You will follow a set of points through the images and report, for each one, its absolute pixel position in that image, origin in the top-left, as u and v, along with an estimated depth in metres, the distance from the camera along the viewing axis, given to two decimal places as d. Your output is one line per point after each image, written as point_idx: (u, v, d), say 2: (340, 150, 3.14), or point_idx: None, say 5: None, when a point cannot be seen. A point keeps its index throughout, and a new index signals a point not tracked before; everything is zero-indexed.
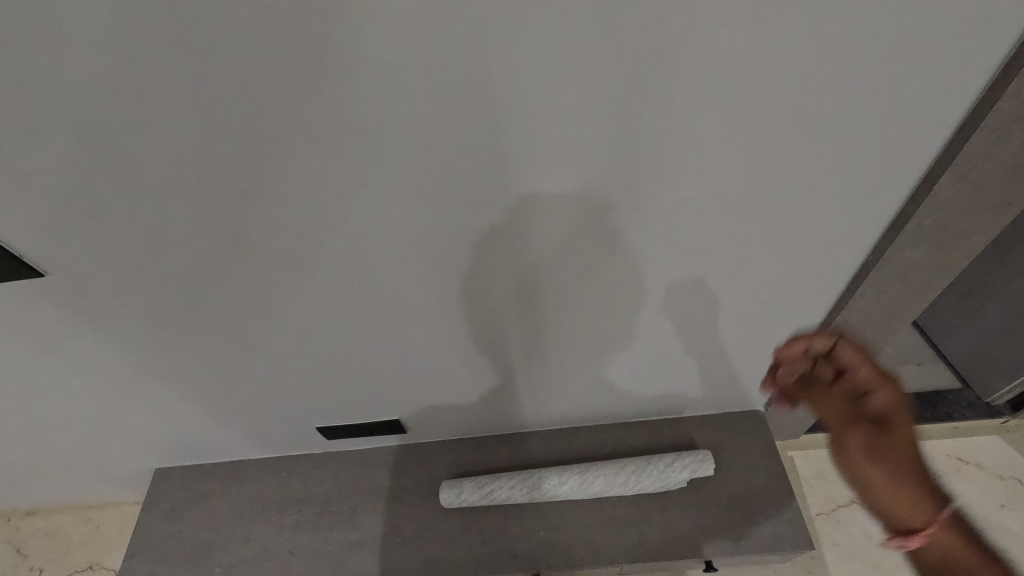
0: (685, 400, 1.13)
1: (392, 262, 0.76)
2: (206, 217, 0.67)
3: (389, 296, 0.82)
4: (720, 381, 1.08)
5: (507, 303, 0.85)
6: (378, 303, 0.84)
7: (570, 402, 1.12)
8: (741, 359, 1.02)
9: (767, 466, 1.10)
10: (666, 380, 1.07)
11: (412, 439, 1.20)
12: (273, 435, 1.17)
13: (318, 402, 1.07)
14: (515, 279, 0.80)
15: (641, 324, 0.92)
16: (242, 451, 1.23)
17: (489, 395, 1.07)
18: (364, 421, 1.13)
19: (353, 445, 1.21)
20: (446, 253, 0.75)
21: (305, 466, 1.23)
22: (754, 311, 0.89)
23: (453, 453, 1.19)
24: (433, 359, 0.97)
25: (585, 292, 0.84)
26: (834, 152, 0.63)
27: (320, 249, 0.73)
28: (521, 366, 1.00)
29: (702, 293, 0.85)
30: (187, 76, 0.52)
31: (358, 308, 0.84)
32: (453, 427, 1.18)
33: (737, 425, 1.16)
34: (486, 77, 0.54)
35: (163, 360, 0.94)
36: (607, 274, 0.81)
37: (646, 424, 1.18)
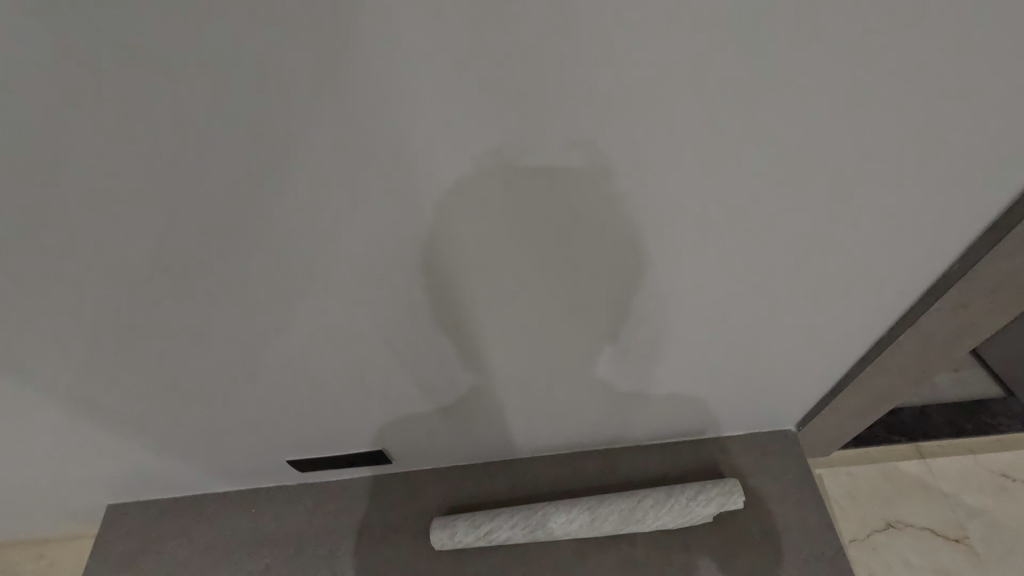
0: (709, 421, 1.00)
1: (358, 272, 0.60)
2: (124, 231, 0.52)
3: (359, 314, 0.67)
4: (749, 400, 0.95)
5: (508, 321, 0.70)
6: (345, 323, 0.68)
7: (579, 425, 0.98)
8: (777, 376, 0.88)
9: (802, 493, 0.98)
10: (690, 398, 0.93)
11: (399, 468, 1.07)
12: (239, 467, 1.03)
13: (286, 434, 0.92)
14: (517, 294, 0.65)
15: (664, 341, 0.77)
16: (206, 484, 1.09)
17: (485, 420, 0.94)
18: (344, 452, 0.99)
19: (333, 475, 1.08)
20: (432, 263, 0.60)
21: (280, 500, 1.09)
22: (800, 326, 0.76)
23: (446, 484, 1.06)
24: (422, 385, 0.83)
25: (603, 307, 0.69)
26: (933, 140, 0.49)
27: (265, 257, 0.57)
28: (525, 387, 0.86)
29: (745, 309, 0.71)
30: (68, 40, 0.38)
31: (325, 331, 0.69)
32: (445, 454, 1.04)
33: (765, 447, 1.03)
34: (482, 37, 0.39)
35: (92, 391, 0.78)
36: (631, 285, 0.65)
37: (662, 446, 1.05)
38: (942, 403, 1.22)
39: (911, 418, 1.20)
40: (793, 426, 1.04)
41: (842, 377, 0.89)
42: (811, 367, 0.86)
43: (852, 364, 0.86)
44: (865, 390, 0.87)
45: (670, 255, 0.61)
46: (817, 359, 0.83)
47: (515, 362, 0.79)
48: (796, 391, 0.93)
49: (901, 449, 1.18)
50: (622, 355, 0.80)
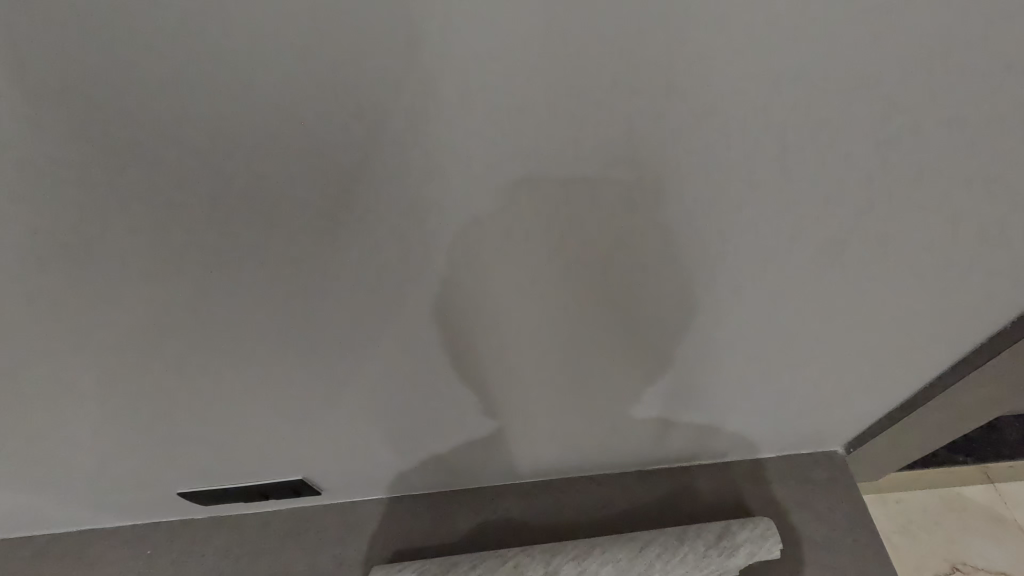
0: (734, 441, 0.78)
1: (168, 171, 0.35)
2: None
3: (202, 264, 0.42)
4: (787, 410, 0.72)
5: (449, 287, 0.47)
6: (185, 280, 0.43)
7: (565, 438, 0.74)
8: (832, 375, 0.64)
9: (855, 538, 0.75)
10: (713, 405, 0.69)
11: (335, 498, 0.84)
12: (118, 499, 0.79)
13: (163, 461, 0.68)
14: (454, 233, 0.41)
15: (682, 321, 0.53)
16: (83, 520, 0.85)
17: (440, 438, 0.71)
18: (253, 483, 0.75)
19: (250, 508, 0.84)
20: (302, 178, 0.36)
21: (184, 539, 0.86)
22: (871, 306, 0.54)
23: (394, 519, 0.83)
24: (344, 396, 0.60)
25: (595, 260, 0.45)
26: None
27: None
28: (486, 387, 0.62)
29: (803, 262, 0.47)
30: None
31: (164, 300, 0.45)
32: (391, 480, 0.81)
33: (805, 474, 0.80)
34: None
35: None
36: (640, 217, 0.41)
37: (671, 473, 0.82)
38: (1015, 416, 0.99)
39: (979, 433, 0.97)
40: (840, 447, 0.82)
41: (924, 392, 0.68)
42: (879, 364, 0.63)
43: (944, 371, 0.64)
44: (959, 392, 0.63)
45: (699, 172, 0.38)
46: (888, 355, 0.61)
47: (468, 353, 0.55)
48: (852, 398, 0.70)
49: (966, 472, 0.95)
50: (622, 342, 0.56)
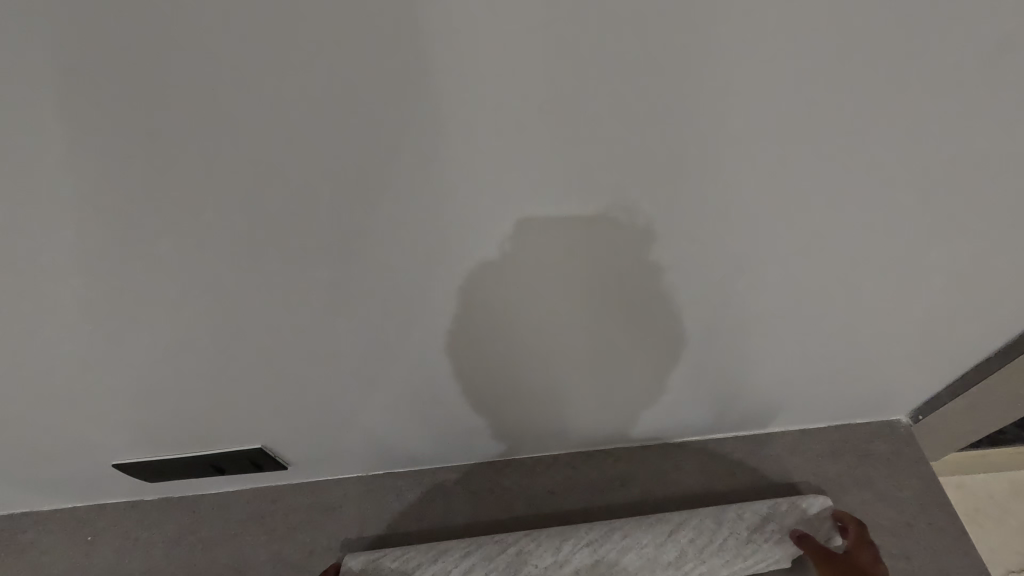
0: (781, 408, 0.64)
1: None
2: None
3: (31, 112, 0.27)
4: (852, 372, 0.58)
5: (418, 166, 0.31)
6: (9, 145, 0.28)
7: (576, 401, 0.60)
8: (919, 320, 0.50)
9: (928, 523, 0.63)
10: (763, 363, 0.55)
11: (306, 474, 0.71)
12: (39, 479, 0.66)
13: (82, 431, 0.55)
14: (423, 54, 0.26)
15: (743, 237, 0.39)
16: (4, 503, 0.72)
17: (427, 405, 0.58)
18: (202, 454, 0.62)
19: (206, 486, 0.72)
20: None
21: (130, 524, 0.73)
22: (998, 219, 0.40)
23: (375, 499, 0.71)
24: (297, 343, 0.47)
25: (647, 114, 0.29)
26: None
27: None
28: (480, 334, 0.48)
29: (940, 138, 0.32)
30: None
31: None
32: (370, 455, 0.68)
33: (863, 446, 0.67)
34: None
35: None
36: (718, 27, 0.26)
37: (702, 447, 0.70)
38: None
39: None
40: (905, 416, 0.69)
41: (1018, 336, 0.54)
42: (983, 303, 0.49)
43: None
44: None
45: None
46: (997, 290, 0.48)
47: (454, 283, 0.40)
48: (935, 355, 0.56)
49: None
50: (663, 264, 0.41)
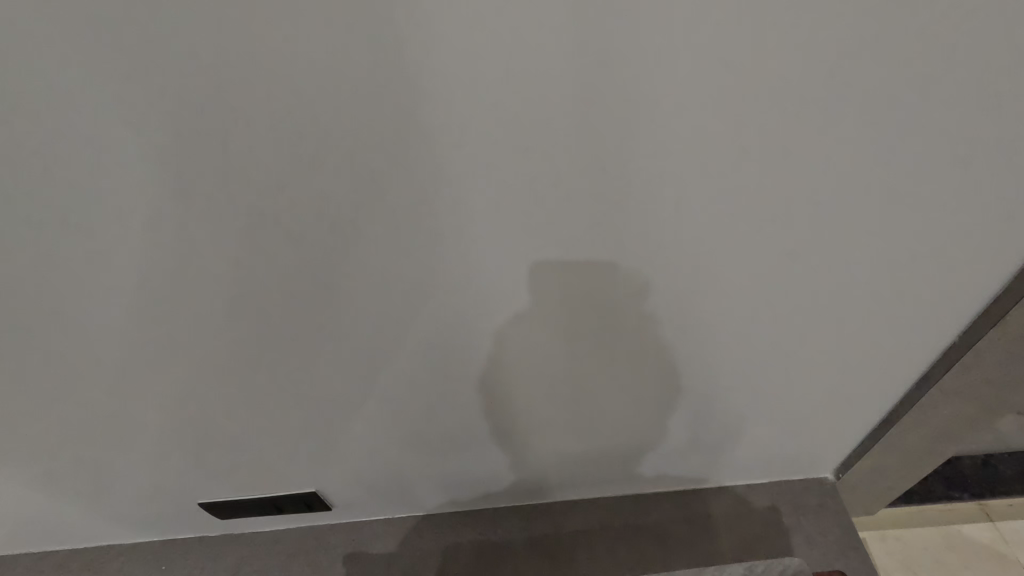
0: (726, 466, 0.82)
1: (212, 208, 0.41)
2: None
3: (236, 287, 0.48)
4: (772, 436, 0.76)
5: (452, 308, 0.52)
6: (216, 298, 0.49)
7: (563, 458, 0.78)
8: (812, 397, 0.69)
9: (846, 562, 0.78)
10: (698, 430, 0.74)
11: (344, 516, 0.88)
12: (137, 514, 0.83)
13: (188, 473, 0.73)
14: (458, 260, 0.47)
15: (660, 350, 0.60)
16: (97, 535, 0.89)
17: (449, 458, 0.76)
18: (267, 495, 0.79)
19: (264, 525, 0.88)
20: (331, 200, 0.41)
21: (196, 556, 0.89)
22: (839, 337, 0.59)
23: (401, 539, 0.87)
24: (358, 412, 0.66)
25: (588, 286, 0.50)
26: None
27: (62, 169, 0.38)
28: (488, 408, 0.67)
29: (774, 292, 0.52)
30: None
31: (199, 317, 0.50)
32: (398, 499, 0.85)
33: (797, 498, 0.84)
34: None
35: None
36: (623, 248, 0.47)
37: (669, 498, 0.86)
38: (1008, 451, 1.01)
39: (972, 468, 0.98)
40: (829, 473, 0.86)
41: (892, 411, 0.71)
42: (856, 389, 0.68)
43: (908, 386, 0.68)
44: (931, 415, 0.67)
45: (664, 223, 0.45)
46: (863, 380, 0.66)
47: (470, 371, 0.61)
48: (832, 424, 0.74)
49: (964, 507, 0.96)
50: (612, 364, 0.62)
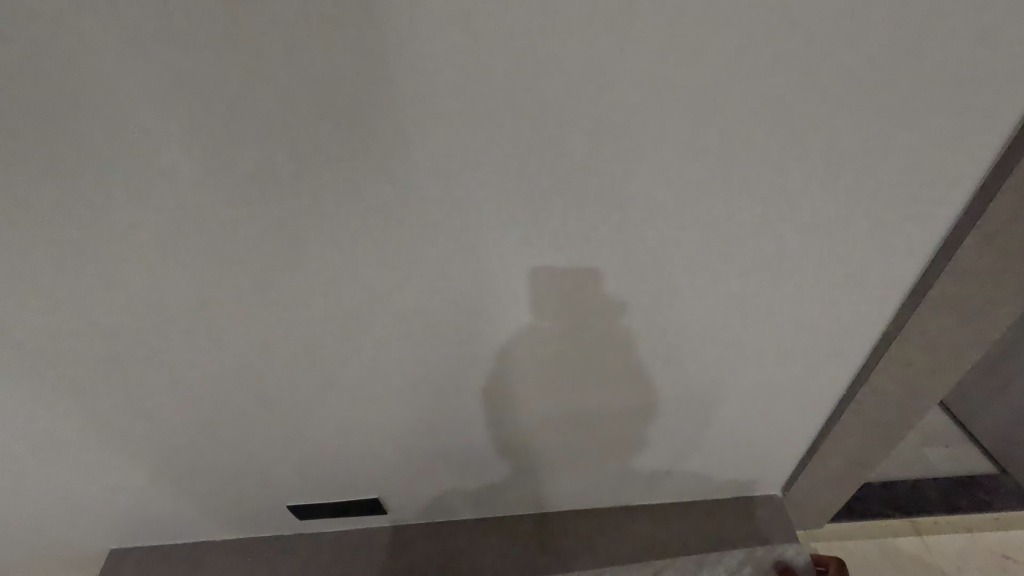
0: (691, 484, 1.13)
1: (370, 322, 0.71)
2: (192, 302, 0.67)
3: (373, 363, 0.78)
4: (722, 462, 1.06)
5: (503, 375, 0.82)
6: (358, 368, 0.79)
7: (574, 477, 1.09)
8: (753, 434, 0.98)
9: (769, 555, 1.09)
10: (669, 458, 1.04)
11: (400, 519, 1.17)
12: (260, 513, 1.13)
13: (301, 481, 1.03)
14: (511, 349, 0.77)
15: (639, 403, 0.90)
16: (214, 531, 1.17)
17: (496, 473, 1.05)
18: (341, 499, 1.09)
19: (334, 526, 1.17)
20: (443, 319, 0.71)
21: (287, 547, 1.18)
22: (758, 396, 0.88)
23: (449, 536, 1.17)
24: (430, 440, 0.95)
25: (591, 364, 0.81)
26: (828, 243, 0.63)
27: (301, 308, 0.69)
28: (522, 441, 0.97)
29: (707, 368, 0.82)
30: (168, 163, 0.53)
31: (351, 380, 0.81)
32: (448, 505, 1.14)
33: (742, 510, 1.16)
34: (465, 162, 0.53)
35: (136, 434, 0.90)
36: (612, 343, 0.77)
37: (649, 509, 1.19)
38: (936, 477, 1.25)
39: (904, 492, 1.22)
40: (778, 492, 1.18)
41: (816, 442, 1.00)
42: (777, 430, 0.96)
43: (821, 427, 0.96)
44: (834, 450, 0.95)
45: (635, 329, 0.75)
46: (782, 423, 0.95)
47: (512, 415, 0.91)
48: (765, 454, 1.03)
49: (897, 525, 1.18)
50: (609, 412, 0.92)
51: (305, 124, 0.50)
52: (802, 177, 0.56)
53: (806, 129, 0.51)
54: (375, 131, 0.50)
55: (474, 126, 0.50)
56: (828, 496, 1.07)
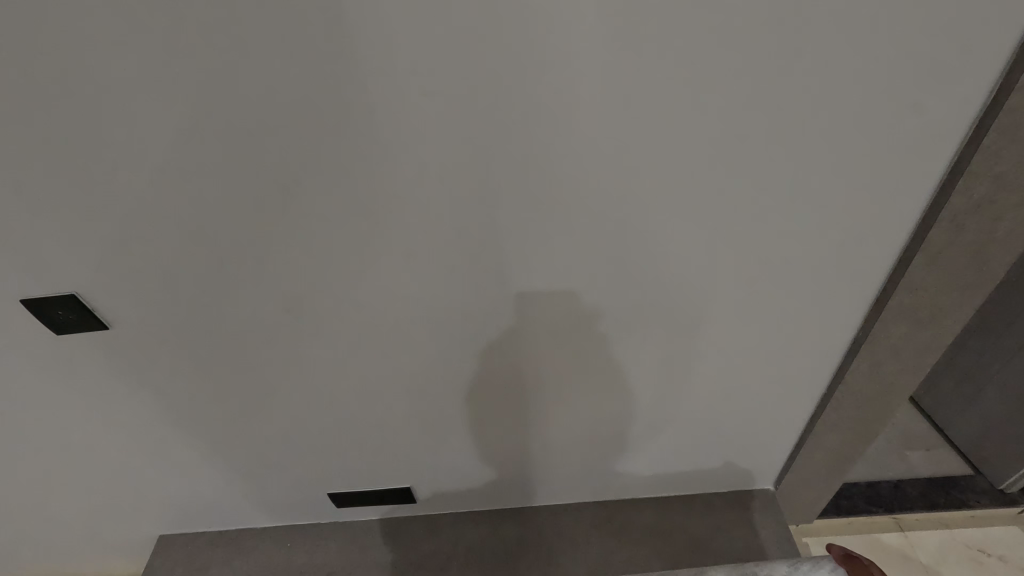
0: (691, 478, 1.26)
1: (426, 317, 0.87)
2: (282, 299, 0.83)
3: (422, 354, 0.93)
4: (718, 456, 1.19)
5: (529, 368, 0.96)
6: (409, 359, 0.94)
7: (587, 467, 1.22)
8: (748, 431, 1.12)
9: (758, 539, 1.23)
10: (671, 451, 1.17)
11: (430, 506, 1.32)
12: (310, 499, 1.28)
13: (347, 466, 1.18)
14: (538, 344, 0.92)
15: (645, 397, 1.04)
16: (266, 517, 1.33)
17: (518, 463, 1.19)
18: (378, 487, 1.24)
19: (373, 512, 1.34)
20: (487, 320, 0.87)
21: (332, 532, 1.35)
22: (750, 390, 1.02)
23: (472, 523, 1.32)
24: (462, 429, 1.09)
25: (606, 358, 0.95)
26: (802, 254, 0.78)
27: (372, 308, 0.85)
28: (542, 431, 1.11)
29: (704, 364, 0.96)
30: (288, 189, 0.69)
31: (404, 374, 0.97)
32: (471, 492, 1.28)
33: (737, 502, 1.29)
34: (518, 185, 0.69)
35: (216, 423, 1.05)
36: (624, 338, 0.91)
37: (652, 502, 1.31)
38: (916, 477, 1.37)
39: (888, 490, 1.34)
40: (771, 486, 1.30)
41: (803, 439, 1.14)
42: (766, 423, 1.10)
43: (807, 420, 1.09)
44: (819, 438, 1.09)
45: (644, 327, 0.89)
46: (771, 416, 1.08)
47: (534, 406, 1.04)
48: (756, 446, 1.16)
49: (881, 520, 1.29)
50: (619, 405, 1.05)
51: (395, 159, 0.67)
52: (773, 208, 0.72)
53: (772, 173, 0.69)
54: (449, 171, 0.68)
55: (523, 168, 0.68)
56: (817, 486, 1.19)
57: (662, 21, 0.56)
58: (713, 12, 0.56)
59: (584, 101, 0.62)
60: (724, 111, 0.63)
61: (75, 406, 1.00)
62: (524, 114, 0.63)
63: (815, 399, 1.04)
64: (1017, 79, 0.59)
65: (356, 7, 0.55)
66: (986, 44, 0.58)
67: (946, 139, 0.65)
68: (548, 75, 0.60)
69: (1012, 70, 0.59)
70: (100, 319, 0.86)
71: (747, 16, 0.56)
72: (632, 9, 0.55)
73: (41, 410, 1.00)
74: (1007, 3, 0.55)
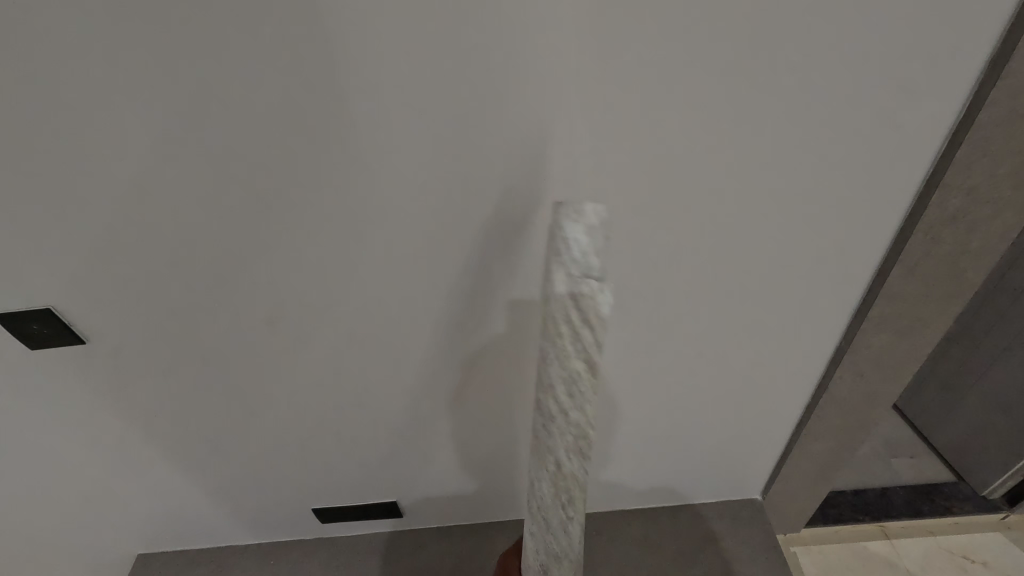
0: (677, 488, 1.26)
1: (410, 329, 0.86)
2: (264, 312, 0.82)
3: (406, 366, 0.92)
4: (706, 465, 1.19)
5: (515, 380, 0.96)
6: (394, 371, 0.93)
7: None
8: (735, 440, 1.12)
9: (745, 548, 1.23)
10: (659, 460, 1.17)
11: (417, 520, 1.30)
12: (295, 515, 1.25)
13: (332, 480, 1.16)
14: (523, 354, 0.91)
15: (633, 407, 1.03)
16: (250, 533, 1.31)
17: (505, 475, 1.18)
18: (365, 501, 1.23)
19: (359, 528, 1.32)
20: (472, 331, 0.87)
21: (318, 548, 1.32)
22: (736, 399, 1.02)
23: (460, 537, 1.31)
24: (448, 441, 1.08)
25: (591, 368, 0.95)
26: (784, 263, 0.79)
27: (355, 319, 0.84)
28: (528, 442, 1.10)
29: (689, 374, 0.97)
30: (269, 203, 0.69)
31: (389, 386, 0.95)
32: (459, 505, 1.26)
33: (726, 513, 1.29)
34: (500, 196, 0.69)
35: (197, 438, 1.03)
36: (609, 348, 0.91)
37: (641, 513, 1.31)
38: (901, 485, 1.38)
39: (874, 498, 1.35)
40: (759, 495, 1.30)
41: (788, 448, 1.14)
42: (754, 432, 1.10)
43: (793, 429, 1.10)
44: (805, 447, 1.09)
45: (629, 337, 0.89)
46: (760, 426, 1.08)
47: (520, 417, 1.04)
48: (743, 456, 1.17)
49: (868, 528, 1.30)
50: (605, 416, 1.05)
51: (379, 172, 0.66)
52: (756, 217, 0.73)
53: (754, 183, 0.69)
54: (432, 181, 0.68)
55: (505, 179, 0.68)
56: (806, 495, 1.19)
57: (640, 35, 0.57)
58: (690, 26, 0.56)
59: (566, 114, 0.62)
60: (705, 124, 0.64)
61: (51, 423, 0.98)
62: (506, 127, 0.63)
63: (801, 408, 1.05)
64: (988, 95, 0.61)
65: (337, 21, 0.55)
66: (956, 62, 0.59)
67: (920, 153, 0.67)
68: (530, 88, 0.60)
69: (984, 84, 0.61)
70: (78, 334, 0.84)
71: (726, 32, 0.57)
72: (613, 23, 0.56)
73: (15, 427, 0.97)
74: (976, 23, 0.57)
